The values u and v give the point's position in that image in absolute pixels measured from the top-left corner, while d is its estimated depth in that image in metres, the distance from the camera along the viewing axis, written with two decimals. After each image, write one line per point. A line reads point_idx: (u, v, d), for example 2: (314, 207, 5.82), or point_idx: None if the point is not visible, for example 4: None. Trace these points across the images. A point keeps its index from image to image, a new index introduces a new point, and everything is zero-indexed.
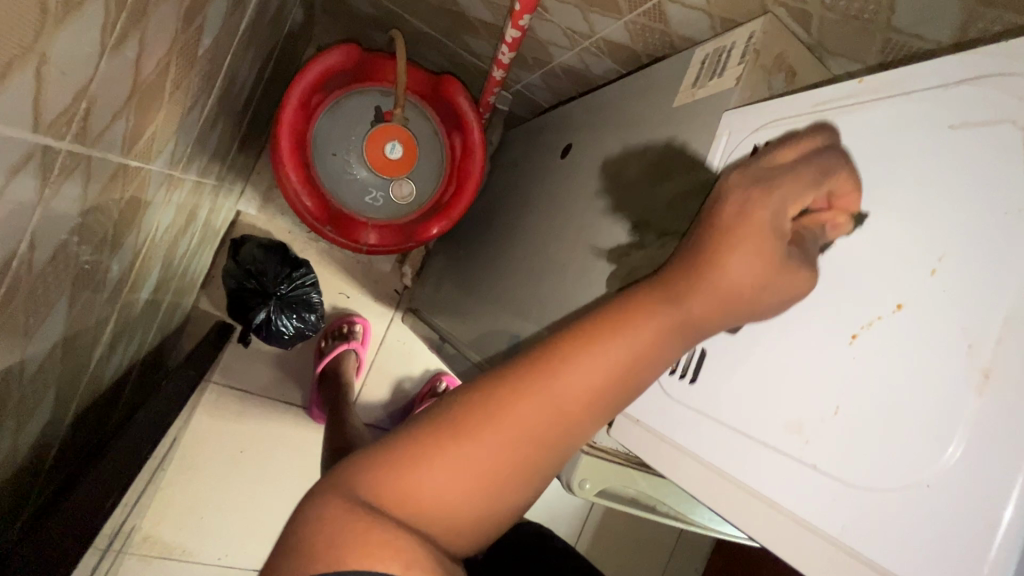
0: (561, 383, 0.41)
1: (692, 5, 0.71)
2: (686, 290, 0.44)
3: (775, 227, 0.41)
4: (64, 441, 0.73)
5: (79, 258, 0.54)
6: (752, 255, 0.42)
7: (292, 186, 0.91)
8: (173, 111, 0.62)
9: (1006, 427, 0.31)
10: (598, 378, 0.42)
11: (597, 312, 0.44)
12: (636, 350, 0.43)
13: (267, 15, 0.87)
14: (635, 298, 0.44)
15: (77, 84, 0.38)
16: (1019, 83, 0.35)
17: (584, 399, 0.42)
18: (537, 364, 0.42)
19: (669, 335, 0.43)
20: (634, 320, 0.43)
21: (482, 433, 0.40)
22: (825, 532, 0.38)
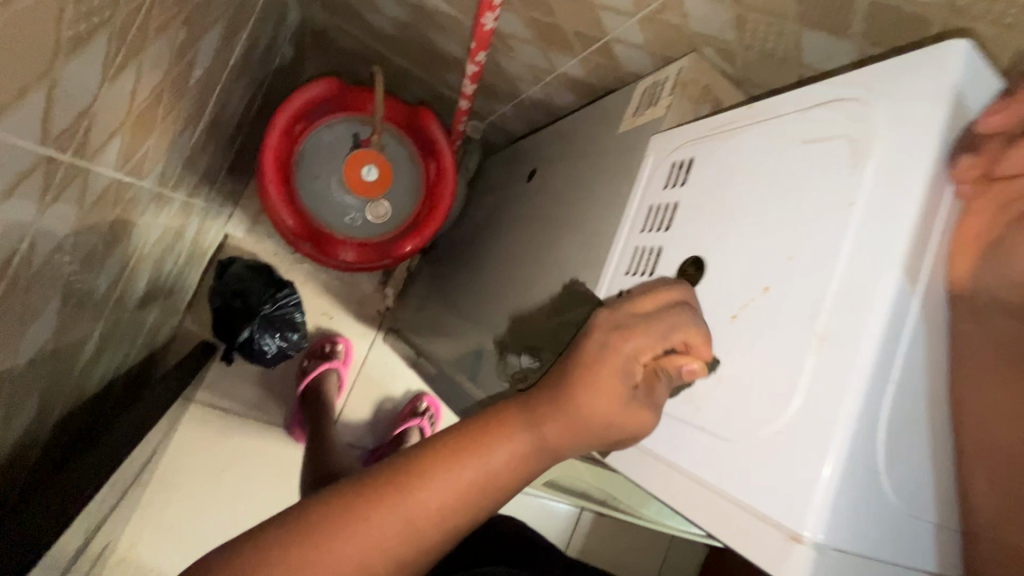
0: (413, 501, 0.40)
1: (635, 44, 0.81)
2: (552, 414, 0.43)
3: (625, 371, 0.43)
4: (47, 442, 0.77)
5: (72, 262, 0.60)
6: (608, 392, 0.43)
7: (272, 203, 0.97)
8: (165, 134, 0.69)
9: (832, 381, 0.36)
10: (451, 498, 0.41)
11: (464, 423, 0.45)
12: (490, 473, 0.42)
13: (257, 51, 0.96)
14: (502, 414, 0.44)
15: (80, 106, 0.45)
16: (855, 104, 0.41)
17: (440, 516, 0.41)
18: (393, 482, 0.41)
19: (530, 455, 0.43)
20: (493, 441, 0.43)
21: (332, 550, 0.38)
22: (706, 482, 0.42)
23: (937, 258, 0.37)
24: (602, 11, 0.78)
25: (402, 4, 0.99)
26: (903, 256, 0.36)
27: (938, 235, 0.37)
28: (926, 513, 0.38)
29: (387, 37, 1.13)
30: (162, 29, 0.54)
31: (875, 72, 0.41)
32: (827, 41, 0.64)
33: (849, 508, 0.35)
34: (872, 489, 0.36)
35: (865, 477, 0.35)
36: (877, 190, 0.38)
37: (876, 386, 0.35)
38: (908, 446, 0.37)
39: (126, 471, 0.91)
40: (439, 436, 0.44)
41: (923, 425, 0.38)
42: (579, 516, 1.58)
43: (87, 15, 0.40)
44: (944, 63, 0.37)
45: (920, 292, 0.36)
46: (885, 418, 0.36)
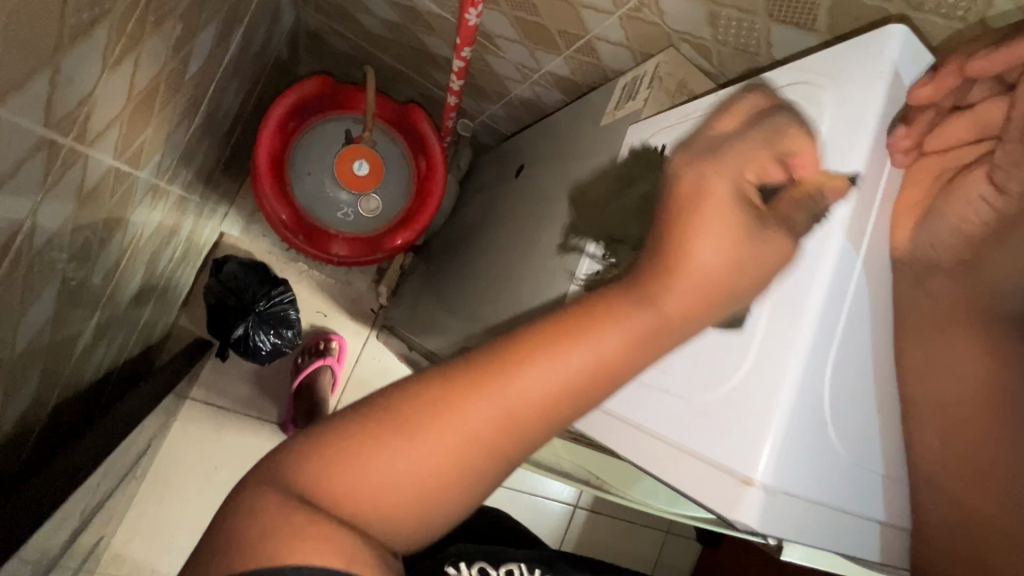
0: (514, 388, 0.35)
1: (616, 42, 0.84)
2: (669, 290, 0.37)
3: (735, 199, 0.38)
4: (41, 428, 0.79)
5: (71, 246, 0.62)
6: (718, 226, 0.38)
7: (267, 198, 1.00)
8: (161, 126, 0.72)
9: (783, 334, 0.41)
10: (556, 390, 0.35)
11: (573, 307, 0.37)
12: (605, 358, 0.35)
13: (252, 50, 0.99)
14: (615, 293, 0.37)
15: (81, 92, 0.47)
16: (807, 89, 0.46)
17: (544, 409, 0.35)
18: (485, 368, 0.35)
19: (646, 337, 0.36)
20: (607, 324, 0.36)
21: (425, 430, 0.34)
22: (670, 442, 0.45)
23: (875, 229, 0.43)
24: (584, 10, 0.82)
25: (393, 6, 1.02)
26: (846, 224, 0.41)
27: (876, 211, 0.43)
28: (865, 460, 0.45)
29: (380, 38, 1.16)
30: (160, 23, 0.56)
31: (826, 60, 0.46)
32: (794, 35, 0.67)
33: (795, 450, 0.40)
34: (818, 434, 0.41)
35: (811, 422, 0.40)
36: (824, 169, 0.42)
37: (822, 338, 0.41)
38: (852, 397, 0.43)
39: (120, 460, 0.93)
40: (536, 318, 0.37)
41: (866, 379, 0.43)
42: (573, 513, 1.59)
43: (89, 6, 0.43)
44: (878, 49, 0.43)
45: (861, 258, 0.42)
46: (830, 369, 0.41)
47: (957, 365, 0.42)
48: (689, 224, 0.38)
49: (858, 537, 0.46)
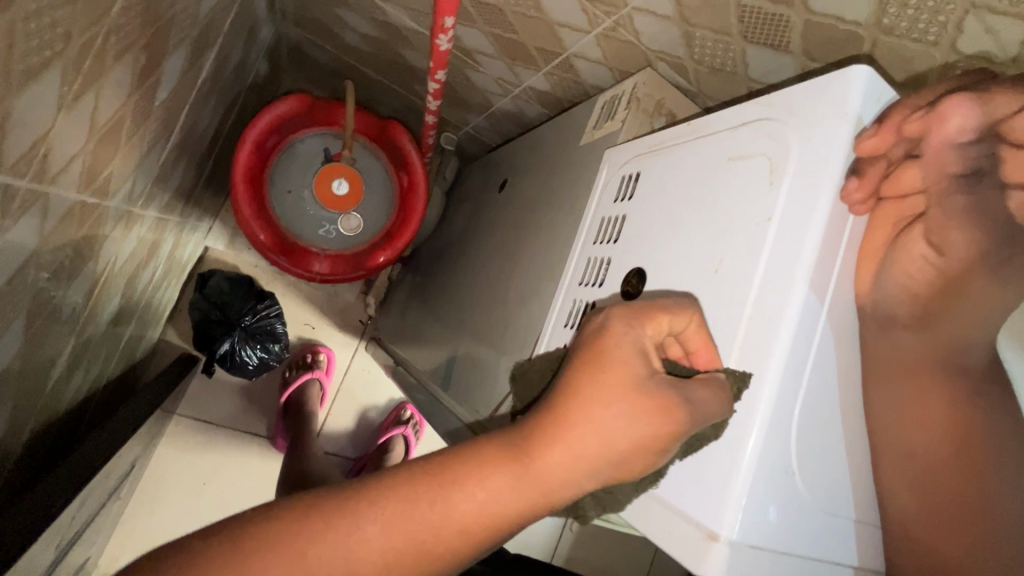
0: (362, 540, 0.35)
1: (594, 59, 0.83)
2: (546, 449, 0.37)
3: (636, 356, 0.39)
4: (18, 459, 0.78)
5: (39, 281, 0.61)
6: (617, 393, 0.38)
7: (245, 219, 0.99)
8: (130, 154, 0.71)
9: (750, 383, 0.41)
10: (405, 548, 0.36)
11: (444, 460, 0.38)
12: (461, 519, 0.36)
13: (228, 69, 0.98)
14: (491, 450, 0.38)
15: (36, 133, 0.46)
16: (773, 124, 0.47)
17: (383, 568, 0.35)
18: (344, 511, 0.36)
19: (511, 494, 0.37)
20: (476, 480, 0.37)
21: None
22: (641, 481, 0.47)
23: (842, 272, 0.43)
24: (560, 29, 0.81)
25: (371, 22, 1.01)
26: (811, 271, 0.41)
27: (842, 255, 0.42)
28: (837, 505, 0.44)
29: (360, 52, 1.15)
30: (121, 55, 0.55)
31: (792, 96, 0.46)
32: (769, 56, 0.67)
33: (759, 498, 0.40)
34: (785, 481, 0.41)
35: (777, 469, 0.40)
36: (789, 211, 0.43)
37: (787, 386, 0.40)
38: (820, 441, 0.42)
39: (100, 487, 0.92)
40: (410, 463, 0.39)
41: (834, 420, 0.43)
42: (564, 525, 1.58)
43: (38, 49, 0.42)
44: (845, 88, 0.42)
45: (828, 302, 0.42)
46: (797, 414, 0.41)
47: (922, 415, 0.41)
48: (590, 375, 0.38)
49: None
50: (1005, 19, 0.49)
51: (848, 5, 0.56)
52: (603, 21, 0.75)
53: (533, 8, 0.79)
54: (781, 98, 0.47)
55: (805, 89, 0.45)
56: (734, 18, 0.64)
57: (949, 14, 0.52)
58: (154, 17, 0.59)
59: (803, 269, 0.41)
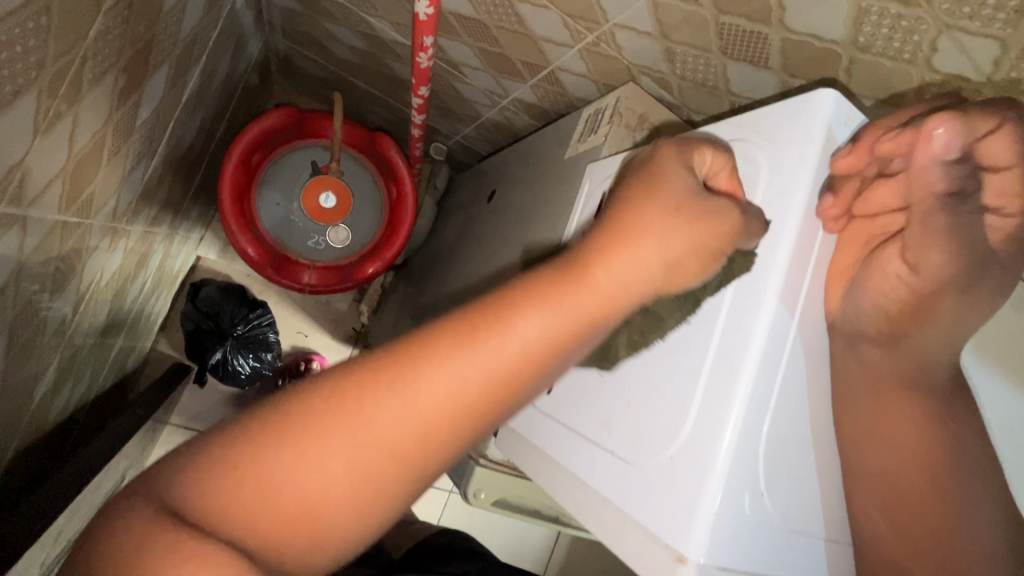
0: (422, 387, 0.36)
1: (579, 73, 0.84)
2: (596, 272, 0.41)
3: (681, 181, 0.45)
4: (3, 476, 0.78)
5: (19, 300, 0.61)
6: (662, 213, 0.43)
7: (233, 232, 0.99)
8: (113, 172, 0.71)
9: (719, 404, 0.41)
10: (467, 390, 0.37)
11: (494, 296, 0.40)
12: (521, 350, 0.38)
13: (215, 82, 0.98)
14: (543, 282, 0.40)
15: (11, 160, 0.46)
16: (745, 148, 0.48)
17: (450, 409, 0.37)
18: (398, 360, 0.37)
19: (568, 323, 0.39)
20: (531, 311, 0.39)
21: (343, 425, 0.35)
22: (614, 505, 0.46)
23: (810, 294, 0.43)
24: (544, 44, 0.81)
25: (358, 35, 1.01)
26: (777, 293, 0.41)
27: (809, 275, 0.43)
28: (806, 524, 0.44)
29: (349, 63, 1.15)
30: (99, 78, 0.55)
31: (762, 120, 0.47)
32: (750, 73, 0.67)
33: (727, 521, 0.40)
34: (752, 503, 0.41)
35: (745, 491, 0.41)
36: (757, 234, 0.44)
37: (754, 412, 0.41)
38: (789, 461, 0.43)
39: (88, 502, 0.92)
40: (450, 312, 0.39)
41: (804, 440, 0.43)
42: (558, 534, 1.57)
43: (11, 78, 0.42)
44: (812, 113, 0.44)
45: (796, 323, 0.42)
46: (766, 435, 0.41)
47: (894, 437, 0.42)
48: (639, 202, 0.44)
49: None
50: (977, 39, 0.50)
51: (824, 24, 0.56)
52: (585, 36, 0.75)
53: (516, 23, 0.79)
54: (753, 121, 0.48)
55: (774, 115, 0.46)
56: (714, 35, 0.64)
57: (923, 35, 0.52)
58: (133, 40, 0.59)
59: (770, 291, 0.41)
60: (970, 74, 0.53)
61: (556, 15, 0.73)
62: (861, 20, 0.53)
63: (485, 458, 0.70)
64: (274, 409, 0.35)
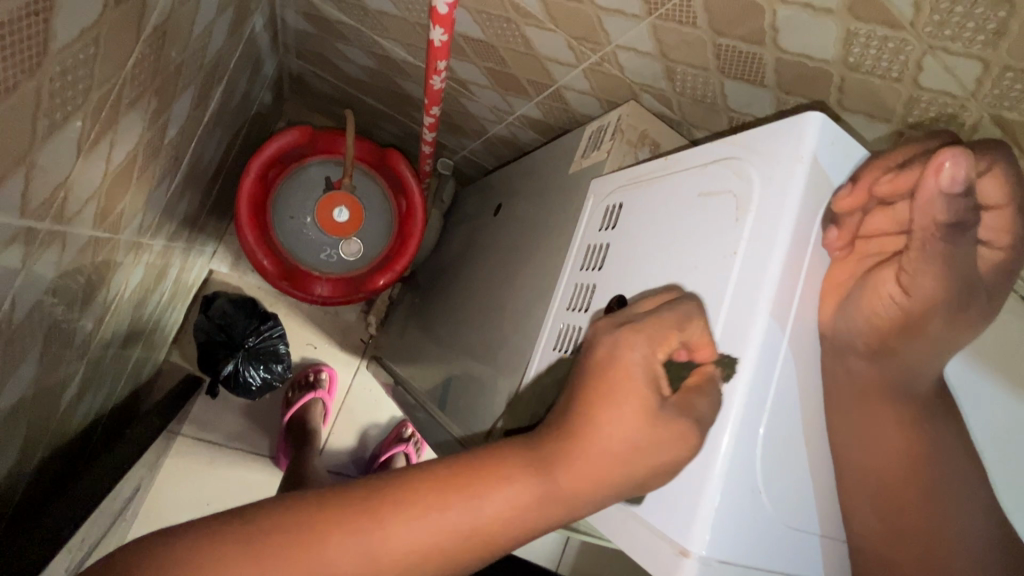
0: (387, 539, 0.42)
1: (582, 91, 0.87)
2: (561, 470, 0.44)
3: (645, 372, 0.44)
4: (29, 482, 0.81)
5: (54, 311, 0.64)
6: (630, 413, 0.44)
7: (250, 247, 1.03)
8: (140, 190, 0.74)
9: (718, 407, 0.43)
10: (428, 542, 0.43)
11: (469, 464, 0.45)
12: (479, 522, 0.44)
13: (233, 102, 1.02)
14: (514, 458, 0.45)
15: (55, 181, 0.50)
16: (741, 163, 0.51)
17: (409, 560, 0.43)
18: (377, 505, 0.43)
19: (525, 507, 0.44)
20: (497, 486, 0.44)
21: (306, 562, 0.41)
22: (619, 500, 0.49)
23: (803, 300, 0.46)
24: (549, 63, 0.85)
25: (369, 56, 1.05)
26: (771, 303, 0.44)
27: (801, 285, 0.45)
28: (806, 519, 0.46)
29: (360, 82, 1.19)
30: (134, 103, 0.59)
31: (757, 137, 0.50)
32: (747, 91, 0.70)
33: (727, 515, 0.42)
34: (748, 501, 0.43)
35: (745, 487, 0.43)
36: (752, 245, 0.46)
37: (751, 411, 0.43)
38: (786, 461, 0.45)
39: (108, 509, 0.94)
40: (439, 469, 0.45)
41: (801, 439, 0.45)
42: (567, 543, 1.58)
43: (60, 106, 0.45)
44: (801, 131, 0.47)
45: (789, 330, 0.45)
46: (763, 436, 0.44)
47: (881, 433, 0.45)
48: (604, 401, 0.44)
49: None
50: (959, 58, 0.53)
51: (815, 45, 0.59)
52: (589, 56, 0.78)
53: (522, 45, 0.83)
54: (747, 137, 0.51)
55: (769, 132, 0.49)
56: (711, 55, 0.67)
57: (909, 54, 0.55)
58: (164, 67, 0.63)
59: (764, 300, 0.44)
60: (956, 90, 0.56)
61: (560, 37, 0.77)
62: (850, 41, 0.57)
63: None
64: (256, 525, 0.41)
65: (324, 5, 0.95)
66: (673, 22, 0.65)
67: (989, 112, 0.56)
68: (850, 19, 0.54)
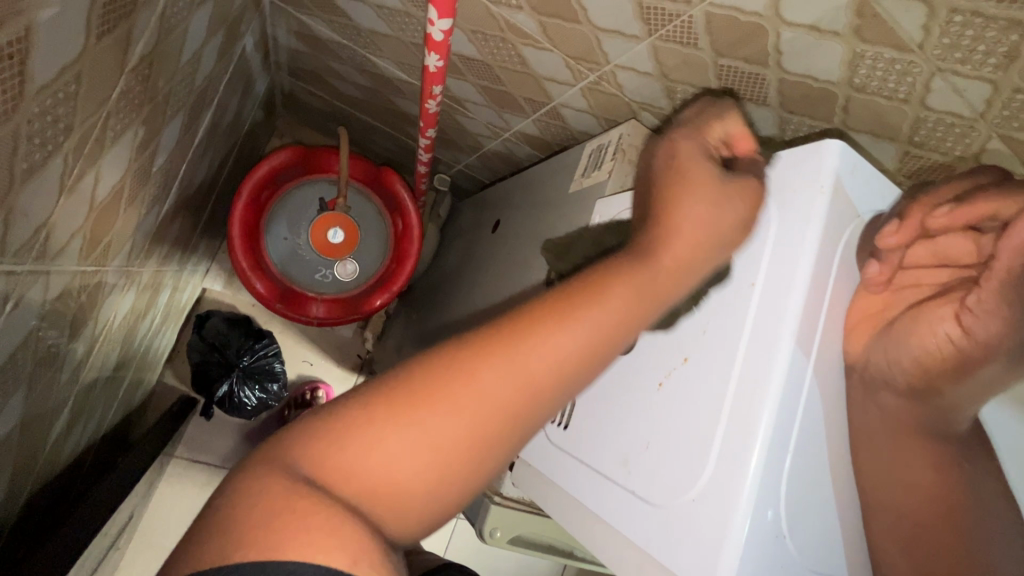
0: (537, 354, 0.37)
1: (581, 109, 0.86)
2: (666, 255, 0.41)
3: (702, 154, 0.45)
4: (17, 521, 0.78)
5: (40, 349, 0.62)
6: (700, 179, 0.44)
7: (243, 270, 1.00)
8: (129, 219, 0.72)
9: (736, 450, 0.41)
10: (580, 350, 0.38)
11: (586, 275, 0.40)
12: (622, 322, 0.39)
13: (224, 123, 1.00)
14: (617, 265, 0.41)
15: (37, 221, 0.48)
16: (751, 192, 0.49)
17: (569, 368, 0.37)
18: (512, 324, 0.38)
19: (650, 302, 0.40)
20: (621, 285, 0.39)
21: (449, 401, 0.35)
22: (637, 544, 0.47)
23: (823, 336, 0.44)
24: (546, 82, 0.83)
25: (363, 73, 1.04)
26: (793, 340, 0.42)
27: (823, 318, 0.43)
28: (830, 562, 0.44)
29: (353, 99, 1.17)
30: (120, 134, 0.57)
31: (770, 166, 0.49)
32: (748, 111, 0.69)
33: (750, 566, 0.40)
34: (774, 548, 0.41)
35: (767, 533, 0.41)
36: (767, 279, 0.45)
37: (774, 453, 0.41)
38: (809, 506, 0.43)
39: (100, 542, 0.92)
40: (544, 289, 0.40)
41: (821, 481, 0.44)
42: None
43: (39, 148, 0.43)
44: (819, 163, 0.45)
45: (811, 367, 0.43)
46: (786, 481, 0.42)
47: (911, 478, 0.43)
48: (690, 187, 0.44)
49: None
50: (969, 80, 0.52)
51: (819, 67, 0.58)
52: (587, 75, 0.77)
53: (519, 64, 0.81)
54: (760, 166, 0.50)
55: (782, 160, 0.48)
56: (712, 75, 0.66)
57: (917, 76, 0.54)
58: (152, 94, 0.61)
59: (786, 335, 0.42)
60: (964, 111, 0.55)
61: (558, 56, 0.75)
62: (856, 63, 0.55)
63: (501, 495, 0.68)
64: (380, 384, 0.36)
65: (316, 23, 0.93)
66: (674, 43, 0.64)
67: (997, 133, 0.55)
68: (856, 42, 0.53)
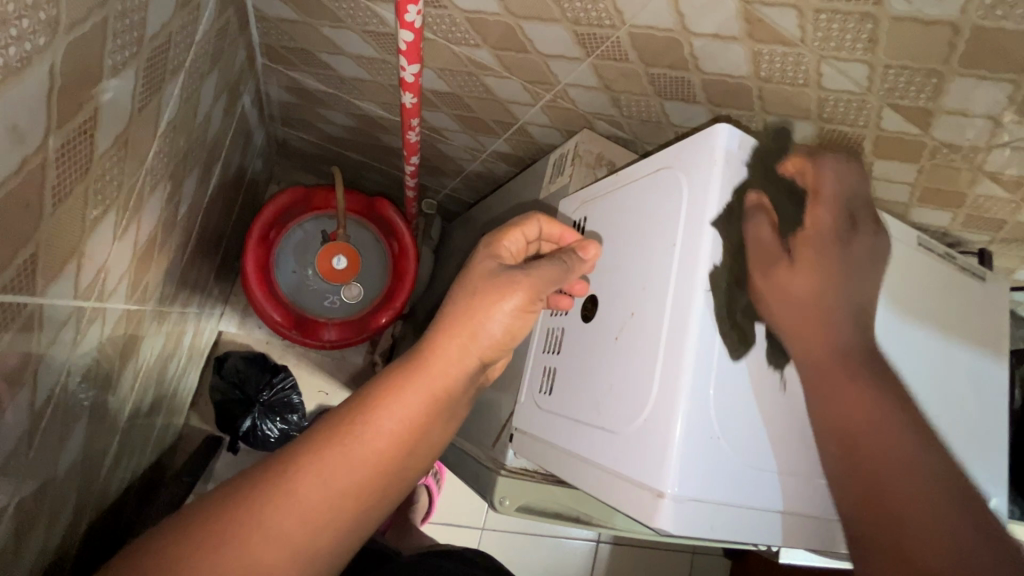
0: (348, 454, 0.53)
1: (544, 124, 0.97)
2: (440, 366, 0.59)
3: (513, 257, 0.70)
4: (78, 548, 0.87)
5: (97, 379, 0.72)
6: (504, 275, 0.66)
7: (258, 302, 1.11)
8: (160, 263, 0.83)
9: (672, 376, 0.53)
10: (384, 441, 0.54)
11: (376, 386, 0.57)
12: (413, 416, 0.56)
13: (230, 174, 1.12)
14: (406, 372, 0.58)
15: (98, 265, 0.58)
16: (671, 172, 0.62)
17: (375, 460, 0.54)
18: (328, 436, 0.53)
19: (433, 400, 0.58)
20: (408, 390, 0.56)
21: (280, 510, 0.49)
22: (606, 464, 0.58)
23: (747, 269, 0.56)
24: (510, 105, 0.95)
25: (349, 116, 1.16)
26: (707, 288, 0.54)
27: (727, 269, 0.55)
28: (760, 459, 0.55)
29: (341, 140, 1.30)
30: (154, 189, 0.68)
31: (682, 150, 0.62)
32: (681, 108, 0.80)
33: (689, 458, 0.51)
34: (713, 443, 0.53)
35: (703, 435, 0.52)
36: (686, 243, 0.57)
37: (701, 369, 0.52)
38: (744, 410, 0.55)
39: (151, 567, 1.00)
40: (319, 430, 0.54)
41: (747, 396, 0.55)
42: (596, 549, 1.64)
43: (98, 208, 0.54)
44: (716, 153, 0.58)
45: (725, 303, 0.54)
46: (713, 390, 0.53)
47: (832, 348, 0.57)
48: (449, 326, 0.61)
49: (769, 529, 0.56)
50: (849, 63, 0.63)
51: (729, 66, 0.69)
52: (543, 96, 0.89)
53: (484, 92, 0.93)
54: (677, 151, 0.62)
55: (689, 144, 0.61)
56: (647, 83, 0.77)
57: (807, 64, 0.65)
58: (176, 153, 0.72)
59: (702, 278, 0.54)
60: (854, 88, 0.66)
61: (516, 82, 0.87)
62: (758, 59, 0.66)
63: (507, 467, 0.79)
64: (225, 499, 0.49)
65: (304, 78, 1.05)
66: (610, 60, 0.75)
67: (887, 103, 0.67)
68: (753, 43, 0.64)
